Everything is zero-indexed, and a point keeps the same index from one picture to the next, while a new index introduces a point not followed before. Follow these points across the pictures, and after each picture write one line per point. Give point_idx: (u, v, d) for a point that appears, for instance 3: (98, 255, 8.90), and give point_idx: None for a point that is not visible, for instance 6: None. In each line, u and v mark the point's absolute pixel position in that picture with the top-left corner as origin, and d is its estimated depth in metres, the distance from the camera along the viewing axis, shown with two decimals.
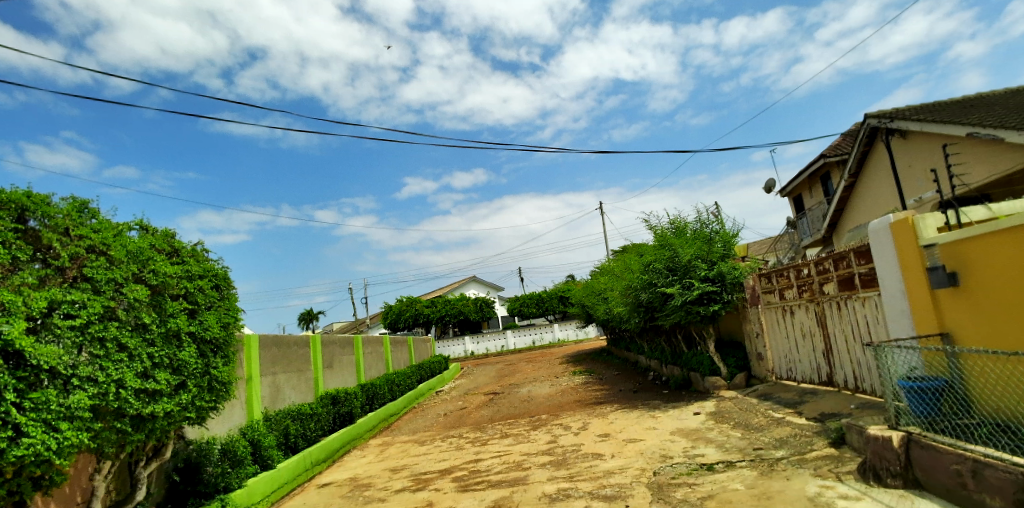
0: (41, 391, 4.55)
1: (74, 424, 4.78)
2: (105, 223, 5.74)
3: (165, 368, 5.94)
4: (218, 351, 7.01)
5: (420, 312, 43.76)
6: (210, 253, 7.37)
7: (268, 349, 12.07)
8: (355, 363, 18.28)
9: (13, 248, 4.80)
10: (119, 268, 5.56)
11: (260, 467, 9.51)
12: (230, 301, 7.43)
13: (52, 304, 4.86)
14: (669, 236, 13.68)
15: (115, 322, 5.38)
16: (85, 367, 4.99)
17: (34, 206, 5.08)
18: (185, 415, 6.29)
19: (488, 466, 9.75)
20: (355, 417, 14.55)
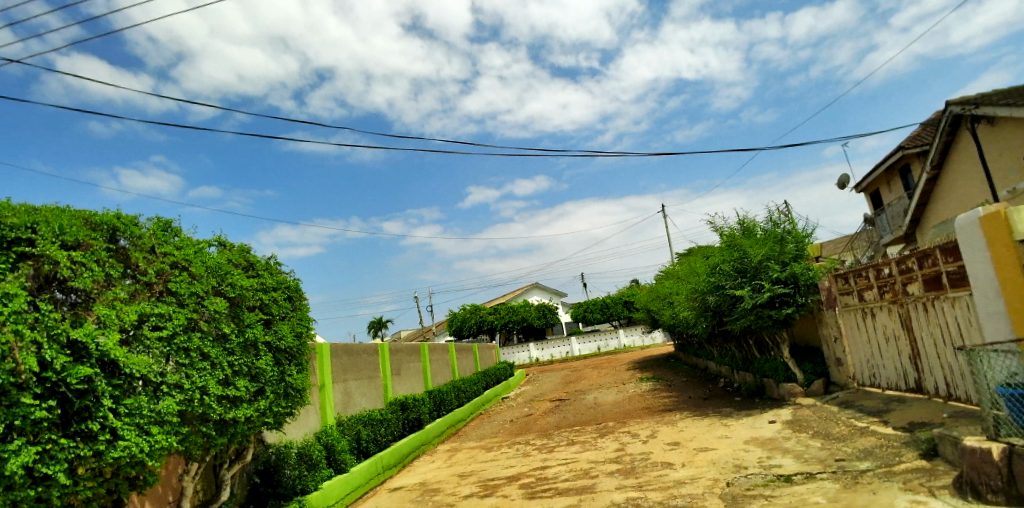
0: (134, 397, 4.75)
1: (164, 428, 5.07)
2: (186, 240, 6.16)
3: (244, 376, 6.31)
4: (293, 359, 7.38)
5: (484, 319, 44.32)
6: (282, 266, 7.75)
7: (340, 356, 12.57)
8: (421, 370, 18.67)
9: (106, 266, 4.99)
10: (201, 282, 5.97)
11: (334, 471, 9.92)
12: (302, 312, 7.81)
13: (142, 316, 5.20)
14: (738, 236, 13.20)
15: (198, 333, 5.76)
16: (174, 375, 5.35)
17: (124, 227, 5.39)
18: (264, 420, 6.65)
19: (555, 474, 9.71)
20: (424, 422, 14.90)
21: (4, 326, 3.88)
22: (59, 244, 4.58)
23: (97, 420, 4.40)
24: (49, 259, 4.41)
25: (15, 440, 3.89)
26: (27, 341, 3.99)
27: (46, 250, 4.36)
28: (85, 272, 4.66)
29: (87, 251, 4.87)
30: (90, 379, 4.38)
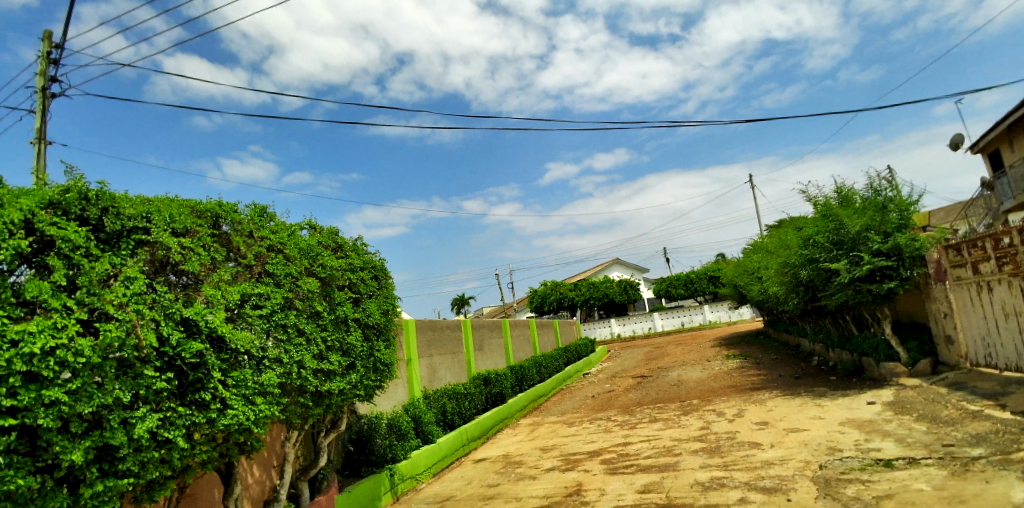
0: (239, 370, 5.23)
1: (267, 398, 5.53)
2: (280, 224, 6.59)
3: (337, 351, 6.76)
4: (380, 335, 7.80)
5: (565, 296, 44.41)
6: (368, 247, 8.15)
7: (425, 332, 13.11)
8: (503, 346, 19.09)
9: (211, 251, 5.48)
10: (294, 263, 6.40)
11: (422, 441, 10.47)
12: (388, 290, 8.20)
13: (244, 296, 5.64)
14: (833, 206, 12.34)
15: (294, 311, 6.21)
16: (274, 350, 5.79)
17: (226, 214, 5.84)
18: (356, 392, 7.11)
19: (637, 451, 9.70)
20: (507, 397, 15.29)
21: (128, 306, 4.33)
22: (170, 231, 5.02)
23: (208, 390, 4.88)
24: (162, 245, 4.87)
25: (141, 408, 4.34)
26: (147, 319, 4.45)
27: (159, 237, 4.81)
28: (193, 256, 5.13)
29: (194, 237, 5.35)
30: (201, 354, 4.87)
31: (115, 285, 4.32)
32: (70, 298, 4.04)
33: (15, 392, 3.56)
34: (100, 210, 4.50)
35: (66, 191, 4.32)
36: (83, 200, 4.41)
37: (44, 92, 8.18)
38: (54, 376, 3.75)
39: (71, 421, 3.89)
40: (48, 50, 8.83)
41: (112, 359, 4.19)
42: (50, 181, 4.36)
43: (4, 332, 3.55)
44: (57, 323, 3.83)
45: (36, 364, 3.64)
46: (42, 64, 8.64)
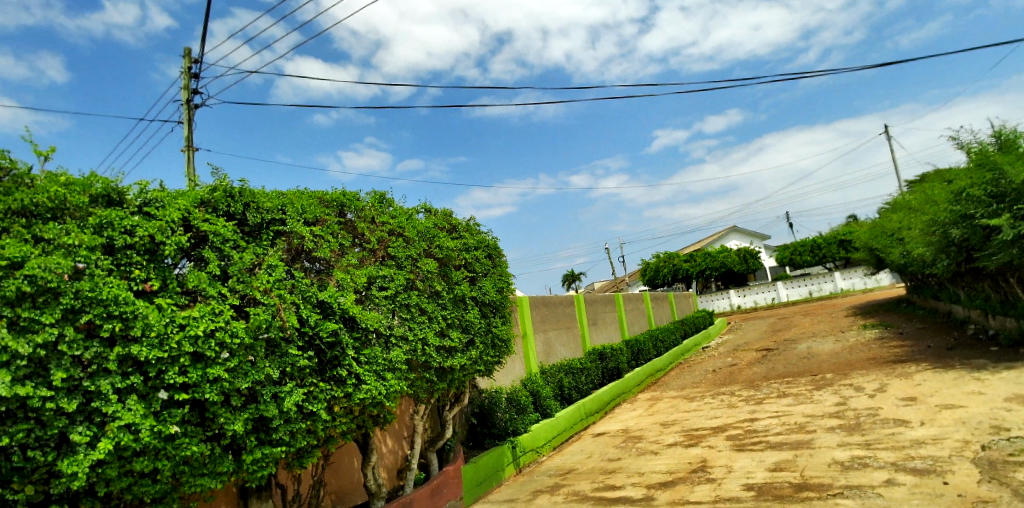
0: (370, 348, 5.58)
1: (396, 373, 5.87)
2: (399, 209, 6.85)
3: (457, 328, 7.04)
4: (497, 312, 8.02)
5: (679, 268, 42.86)
6: (481, 227, 8.34)
7: (539, 308, 13.29)
8: (617, 320, 18.87)
9: (340, 238, 5.86)
10: (414, 246, 6.70)
11: (541, 415, 10.69)
12: (502, 267, 8.37)
13: (371, 279, 5.98)
14: (992, 152, 10.68)
15: (416, 291, 6.52)
16: (400, 328, 6.12)
17: (350, 202, 6.17)
18: (476, 367, 7.39)
19: (766, 427, 9.19)
20: (623, 371, 15.12)
21: (271, 292, 4.78)
22: (303, 221, 5.42)
23: (344, 367, 5.26)
24: (297, 235, 5.29)
25: (288, 384, 4.79)
26: (289, 303, 4.89)
27: (294, 227, 5.23)
28: (324, 243, 5.53)
29: (323, 226, 5.74)
30: (335, 333, 5.26)
31: (260, 273, 4.79)
32: (224, 286, 4.54)
33: (186, 370, 4.09)
34: (243, 206, 4.97)
35: (213, 190, 4.80)
36: (228, 198, 4.88)
37: (189, 104, 9.17)
38: (215, 356, 4.27)
39: (231, 396, 4.40)
40: (191, 66, 9.87)
41: (261, 339, 4.65)
42: (201, 183, 4.87)
43: (174, 318, 4.09)
44: (214, 309, 4.34)
45: (201, 345, 4.16)
46: (186, 79, 9.66)
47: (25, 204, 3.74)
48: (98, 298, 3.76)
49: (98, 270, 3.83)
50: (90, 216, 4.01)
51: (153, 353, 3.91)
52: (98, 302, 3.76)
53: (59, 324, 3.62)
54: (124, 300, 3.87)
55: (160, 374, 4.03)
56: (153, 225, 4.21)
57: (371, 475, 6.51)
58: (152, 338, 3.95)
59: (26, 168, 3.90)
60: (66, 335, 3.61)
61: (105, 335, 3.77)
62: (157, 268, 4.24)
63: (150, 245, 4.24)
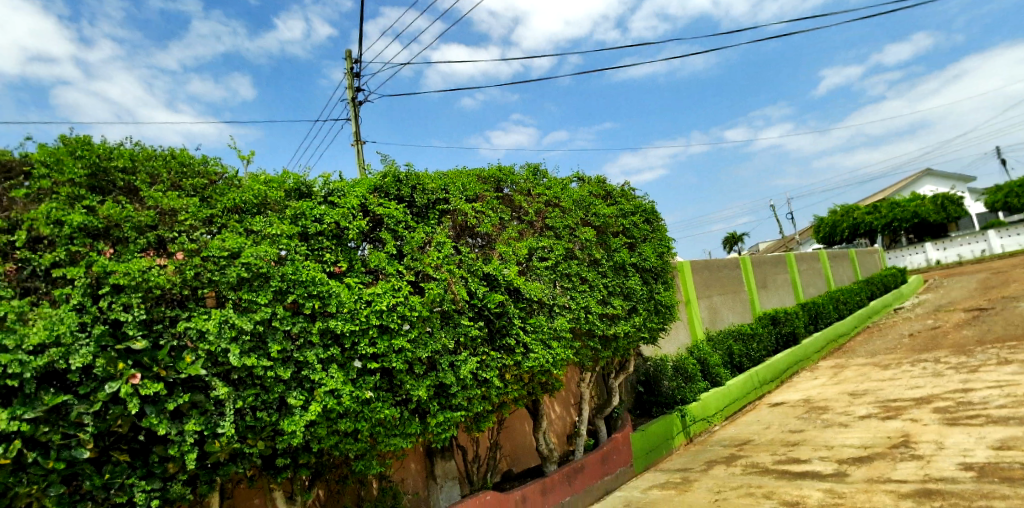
0: (535, 318, 5.69)
1: (562, 342, 5.91)
2: (553, 180, 6.78)
3: (618, 295, 6.90)
4: (658, 278, 7.74)
5: (860, 221, 37.92)
6: (636, 191, 8.04)
7: (701, 273, 12.61)
8: (790, 282, 17.26)
9: (499, 212, 6.01)
10: (571, 215, 6.65)
11: (710, 383, 10.20)
12: (661, 232, 8.03)
13: (531, 250, 6.06)
14: None
15: (575, 260, 6.50)
16: (563, 297, 6.15)
17: (505, 177, 6.25)
18: (640, 335, 7.23)
19: (988, 399, 7.79)
20: (801, 337, 13.81)
21: (441, 268, 5.07)
22: (465, 199, 5.63)
23: (512, 336, 5.42)
24: (461, 212, 5.52)
25: (463, 353, 5.06)
26: (458, 277, 5.15)
27: (457, 205, 5.45)
28: (485, 219, 5.71)
29: (483, 202, 5.93)
30: (502, 304, 5.43)
31: (430, 251, 5.09)
32: (401, 264, 4.90)
33: (374, 341, 4.52)
34: (411, 189, 5.29)
35: (384, 176, 5.17)
36: (397, 182, 5.23)
37: (355, 102, 10.03)
38: (398, 328, 4.65)
39: (414, 364, 4.77)
40: (354, 66, 10.73)
41: (436, 312, 4.97)
42: (373, 170, 5.27)
43: (361, 295, 4.51)
44: (394, 286, 4.71)
45: (385, 318, 4.55)
46: (350, 79, 10.53)
47: (237, 202, 4.34)
48: (299, 280, 4.27)
49: (296, 256, 4.34)
50: (287, 208, 4.55)
51: (347, 327, 4.37)
52: (299, 283, 4.28)
53: (271, 303, 4.18)
54: (320, 281, 4.35)
55: (353, 345, 4.49)
56: (338, 212, 4.66)
57: (543, 439, 6.70)
58: (346, 313, 4.41)
59: (235, 172, 4.53)
60: (277, 313, 4.16)
61: (307, 312, 4.28)
62: (344, 251, 4.70)
63: (336, 230, 4.71)
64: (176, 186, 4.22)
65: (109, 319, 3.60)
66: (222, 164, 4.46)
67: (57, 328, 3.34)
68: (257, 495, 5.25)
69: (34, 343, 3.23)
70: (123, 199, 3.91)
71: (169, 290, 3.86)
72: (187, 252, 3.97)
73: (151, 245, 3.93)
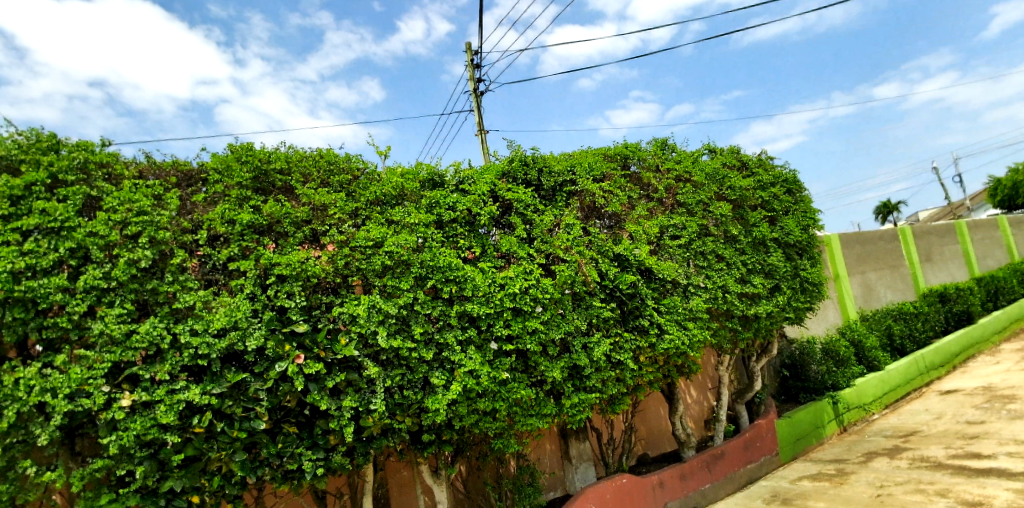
0: (670, 298, 5.47)
1: (698, 323, 5.65)
2: (682, 154, 6.47)
3: (759, 273, 6.44)
4: (803, 254, 7.12)
5: None
6: (775, 160, 7.43)
7: (852, 247, 11.42)
8: (961, 254, 15.09)
9: (627, 190, 5.85)
10: (704, 189, 6.30)
11: (866, 368, 9.24)
12: (806, 203, 7.38)
13: (663, 228, 5.84)
14: None
15: (710, 237, 6.15)
16: (699, 277, 5.86)
17: (632, 153, 6.07)
18: (785, 315, 6.72)
19: None
20: (978, 316, 12.04)
21: (572, 250, 5.05)
22: (592, 178, 5.55)
23: (646, 317, 5.27)
24: (588, 192, 5.43)
25: (596, 334, 5.01)
26: (589, 258, 5.10)
27: (585, 185, 5.38)
28: (614, 198, 5.59)
29: (611, 180, 5.80)
30: (634, 285, 5.28)
31: (559, 233, 5.08)
32: (531, 247, 4.95)
33: (509, 323, 4.61)
34: (538, 172, 5.31)
35: (511, 161, 5.23)
36: (524, 166, 5.27)
37: (477, 92, 10.27)
38: (531, 310, 4.71)
39: (548, 346, 4.82)
40: (473, 56, 10.99)
41: (568, 294, 4.97)
42: (500, 156, 5.35)
43: (494, 278, 4.62)
44: (526, 269, 4.76)
45: (519, 301, 4.62)
46: (471, 70, 10.80)
47: (378, 195, 4.63)
48: (437, 266, 4.47)
49: (433, 243, 4.54)
50: (423, 198, 4.78)
51: (482, 310, 4.50)
52: (437, 269, 4.48)
53: (413, 289, 4.42)
54: (455, 266, 4.51)
55: (489, 327, 4.62)
56: (469, 200, 4.81)
57: (680, 424, 6.50)
58: (481, 297, 4.53)
59: (374, 167, 4.83)
60: (418, 298, 4.40)
61: (445, 296, 4.48)
62: (476, 237, 4.84)
63: (468, 217, 4.85)
64: (325, 183, 4.59)
65: (275, 305, 4.01)
66: (363, 161, 4.78)
67: (235, 315, 3.79)
68: (406, 468, 5.66)
69: (218, 327, 3.70)
70: (282, 198, 4.32)
71: (323, 279, 4.22)
72: (337, 243, 4.30)
73: (307, 238, 4.31)
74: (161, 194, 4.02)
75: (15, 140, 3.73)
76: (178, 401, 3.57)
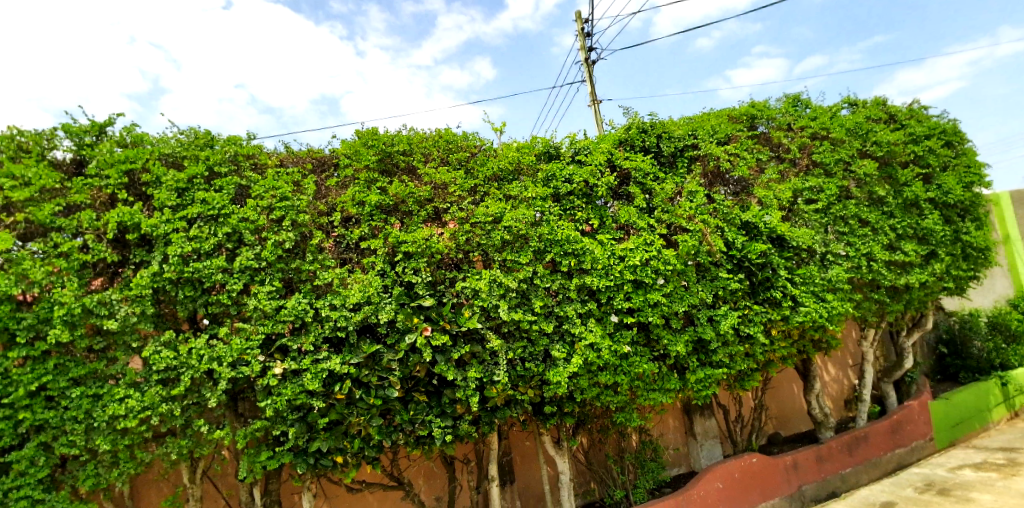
0: (805, 268, 5.06)
1: (838, 295, 5.18)
2: (818, 109, 5.91)
3: (911, 239, 5.76)
4: (966, 215, 6.28)
5: None
6: (931, 110, 6.59)
7: None
8: None
9: (755, 152, 5.45)
10: (844, 147, 5.71)
11: None
12: (969, 157, 6.52)
13: (796, 192, 5.39)
14: None
15: (852, 200, 5.59)
16: (838, 244, 5.35)
17: (760, 112, 5.63)
18: (942, 285, 6.04)
19: None
20: None
21: (695, 219, 4.81)
22: (715, 142, 5.23)
23: (778, 288, 4.91)
24: (712, 157, 5.12)
25: (723, 307, 4.75)
26: (713, 227, 4.83)
27: (708, 149, 5.08)
28: (740, 162, 5.23)
29: (737, 143, 5.43)
30: (765, 254, 4.93)
31: (681, 202, 4.86)
32: (652, 217, 4.78)
33: (630, 296, 4.52)
34: (656, 138, 5.09)
35: (628, 129, 5.06)
36: (642, 133, 5.07)
37: (587, 62, 10.01)
38: (653, 282, 4.56)
39: (671, 319, 4.66)
40: (582, 24, 10.72)
41: (691, 265, 4.75)
42: (616, 124, 5.20)
43: (614, 251, 4.51)
44: (647, 240, 4.60)
45: (639, 273, 4.49)
46: (580, 38, 10.56)
47: (495, 171, 4.69)
48: (555, 239, 4.46)
49: (551, 216, 4.54)
50: (539, 172, 4.77)
51: (602, 282, 4.43)
52: (555, 242, 4.47)
53: (532, 263, 4.45)
54: (574, 239, 4.47)
55: (609, 300, 4.55)
56: (586, 171, 4.72)
57: (816, 403, 6.06)
58: (600, 270, 4.46)
59: (491, 143, 4.89)
60: (538, 272, 4.42)
61: (564, 270, 4.46)
62: (593, 208, 4.76)
63: (585, 188, 4.78)
64: (444, 161, 4.72)
65: (403, 281, 4.21)
66: (479, 138, 4.86)
67: (367, 290, 4.03)
68: (528, 438, 5.84)
69: (353, 302, 3.97)
70: (406, 178, 4.49)
71: (446, 255, 4.37)
72: (457, 220, 4.41)
73: (429, 216, 4.47)
74: (299, 180, 4.34)
75: (178, 139, 4.19)
76: (321, 369, 3.89)
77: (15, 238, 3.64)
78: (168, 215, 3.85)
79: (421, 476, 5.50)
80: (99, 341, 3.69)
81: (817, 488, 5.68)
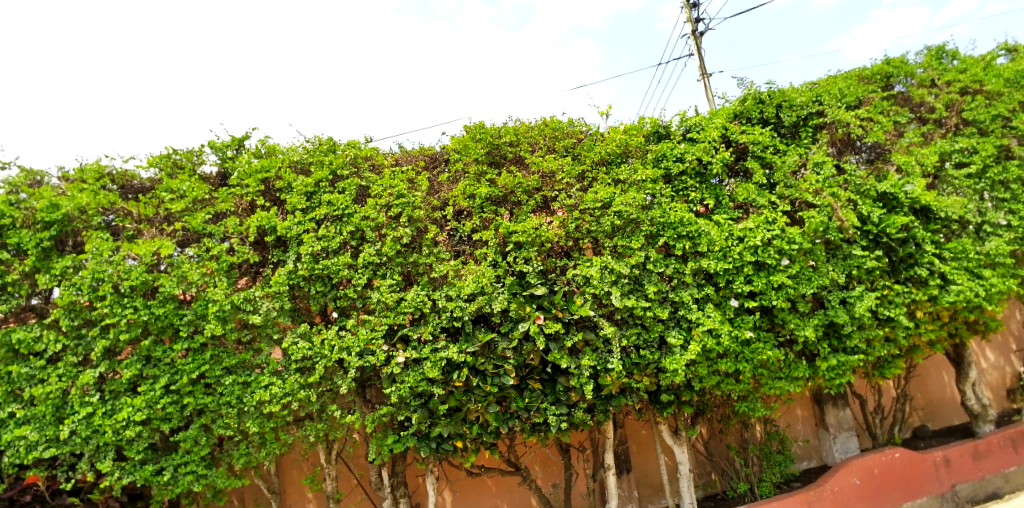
0: (956, 242, 4.52)
1: (999, 271, 4.59)
2: (968, 60, 5.28)
3: None
4: None
5: None
6: None
7: None
8: None
9: (892, 114, 4.96)
10: (1003, 101, 5.05)
11: None
12: None
13: (943, 157, 4.85)
14: None
15: (1014, 161, 4.93)
16: (997, 212, 4.74)
17: (897, 70, 5.10)
18: None
19: None
20: None
21: (822, 193, 4.45)
22: (844, 106, 4.81)
23: (924, 265, 4.42)
24: (841, 123, 4.70)
25: (858, 288, 4.36)
26: (845, 200, 4.44)
27: (836, 116, 4.67)
28: (875, 125, 4.77)
29: (871, 106, 4.96)
30: (907, 228, 4.47)
31: (806, 175, 4.51)
32: (773, 194, 4.48)
33: (751, 278, 4.27)
34: (776, 108, 4.76)
35: (744, 101, 4.78)
36: (760, 104, 4.77)
37: (696, 33, 9.55)
38: (776, 263, 4.27)
39: (798, 302, 4.36)
40: None
41: (820, 243, 4.40)
42: (730, 97, 4.93)
43: (732, 231, 4.29)
44: (769, 219, 4.32)
45: (762, 254, 4.23)
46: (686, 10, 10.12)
47: (603, 155, 4.61)
48: (668, 222, 4.33)
49: (663, 199, 4.41)
50: (649, 153, 4.65)
51: (720, 266, 4.23)
52: (668, 225, 4.34)
53: (644, 247, 4.34)
54: (688, 221, 4.30)
55: (728, 284, 4.34)
56: (699, 148, 4.52)
57: (973, 393, 5.45)
58: (718, 252, 4.26)
59: (598, 127, 4.83)
60: (650, 256, 4.30)
61: (678, 253, 4.31)
62: (708, 187, 4.56)
63: (699, 167, 4.58)
64: (551, 149, 4.72)
65: (515, 271, 4.27)
66: (586, 123, 4.82)
67: (481, 281, 4.12)
68: (644, 427, 5.76)
69: (468, 293, 4.07)
70: (514, 169, 4.54)
71: (556, 243, 4.37)
72: (566, 207, 4.39)
73: (538, 205, 4.49)
74: (413, 178, 4.52)
75: (305, 147, 4.53)
76: (440, 358, 4.04)
77: (174, 244, 4.10)
78: (300, 217, 4.16)
79: (538, 462, 5.61)
80: (246, 333, 4.09)
81: (975, 488, 5.06)
